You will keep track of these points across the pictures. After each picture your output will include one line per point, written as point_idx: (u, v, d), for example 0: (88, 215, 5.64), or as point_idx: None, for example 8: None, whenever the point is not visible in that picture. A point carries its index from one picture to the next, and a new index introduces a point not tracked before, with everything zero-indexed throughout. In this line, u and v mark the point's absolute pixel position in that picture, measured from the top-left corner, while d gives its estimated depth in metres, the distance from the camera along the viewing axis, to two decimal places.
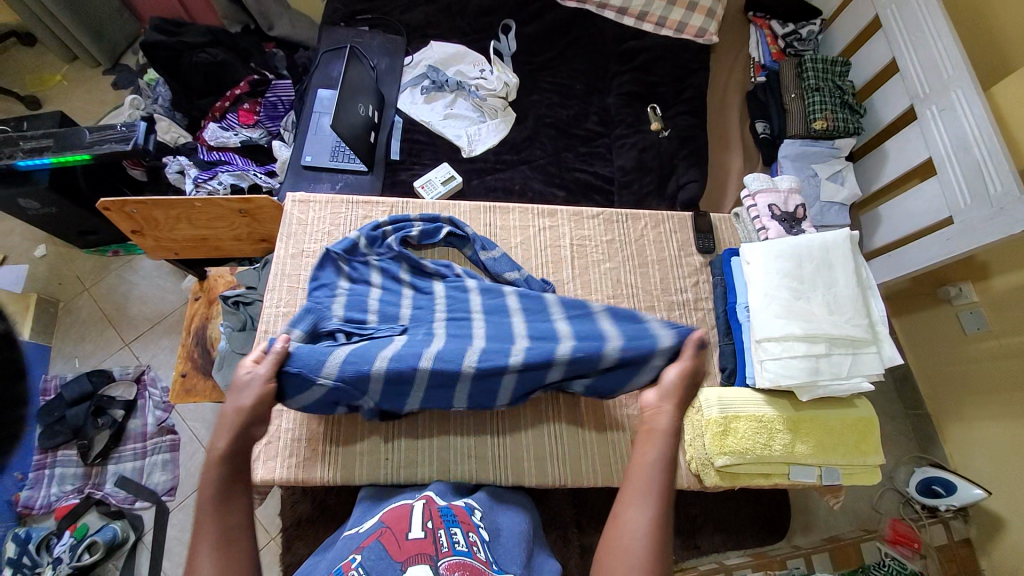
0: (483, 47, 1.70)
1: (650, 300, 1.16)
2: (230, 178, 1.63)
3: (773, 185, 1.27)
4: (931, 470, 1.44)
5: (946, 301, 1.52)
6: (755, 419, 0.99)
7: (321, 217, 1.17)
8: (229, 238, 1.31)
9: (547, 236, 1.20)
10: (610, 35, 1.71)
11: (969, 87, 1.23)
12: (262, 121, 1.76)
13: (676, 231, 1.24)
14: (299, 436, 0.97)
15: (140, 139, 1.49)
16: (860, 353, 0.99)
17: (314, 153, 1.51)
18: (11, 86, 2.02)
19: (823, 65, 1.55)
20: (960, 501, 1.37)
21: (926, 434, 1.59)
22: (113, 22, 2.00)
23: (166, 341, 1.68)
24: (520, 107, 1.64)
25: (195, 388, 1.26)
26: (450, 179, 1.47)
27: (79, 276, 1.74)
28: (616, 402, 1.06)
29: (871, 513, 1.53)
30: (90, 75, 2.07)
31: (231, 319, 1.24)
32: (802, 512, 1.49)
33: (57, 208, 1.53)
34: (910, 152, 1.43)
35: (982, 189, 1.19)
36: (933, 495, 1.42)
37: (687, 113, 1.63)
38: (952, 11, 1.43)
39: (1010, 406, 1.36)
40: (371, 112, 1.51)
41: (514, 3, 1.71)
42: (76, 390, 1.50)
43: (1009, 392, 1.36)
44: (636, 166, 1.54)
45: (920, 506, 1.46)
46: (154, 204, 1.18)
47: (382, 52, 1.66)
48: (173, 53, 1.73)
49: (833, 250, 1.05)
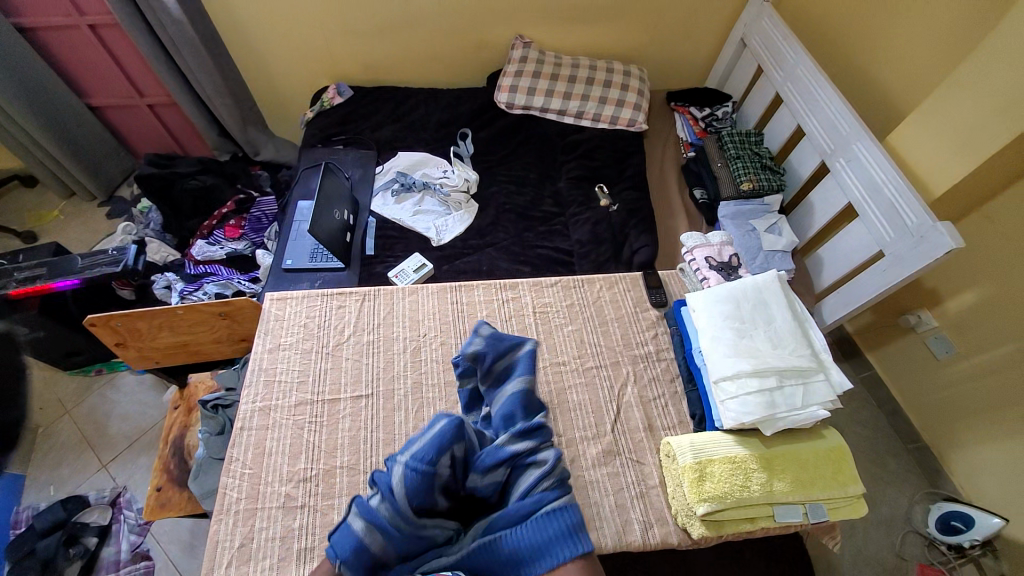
0: (445, 151, 1.93)
1: (615, 355, 1.22)
2: (215, 288, 1.75)
3: (706, 241, 1.41)
4: (946, 505, 1.52)
5: (913, 330, 1.69)
6: (728, 461, 1.00)
7: (298, 310, 1.27)
8: (209, 341, 1.39)
9: (512, 306, 1.29)
10: (554, 132, 1.95)
11: (864, 139, 1.42)
12: (247, 233, 1.92)
13: (630, 289, 1.34)
14: (274, 534, 0.98)
15: (130, 260, 1.61)
16: (811, 381, 1.04)
17: (295, 256, 1.65)
18: (9, 223, 2.18)
19: (738, 137, 1.80)
20: (981, 533, 1.43)
21: (932, 468, 1.68)
22: (112, 160, 2.24)
23: (145, 458, 1.67)
24: (481, 199, 1.82)
25: (170, 502, 1.25)
26: (421, 266, 1.60)
27: (61, 399, 1.76)
28: (595, 461, 1.07)
29: (899, 562, 1.56)
30: (86, 207, 2.25)
31: (209, 424, 1.28)
32: (822, 555, 1.55)
33: (44, 331, 1.60)
34: (831, 200, 1.60)
35: (901, 221, 1.33)
36: (955, 532, 1.48)
37: (631, 189, 1.83)
38: (835, 67, 1.74)
39: (1005, 423, 1.46)
40: (346, 215, 1.67)
41: (468, 116, 1.98)
42: (48, 519, 1.44)
43: (998, 409, 1.47)
44: (591, 238, 1.70)
45: (946, 547, 1.53)
46: (139, 315, 1.26)
47: (356, 164, 1.88)
48: (165, 182, 1.91)
49: (765, 290, 1.16)
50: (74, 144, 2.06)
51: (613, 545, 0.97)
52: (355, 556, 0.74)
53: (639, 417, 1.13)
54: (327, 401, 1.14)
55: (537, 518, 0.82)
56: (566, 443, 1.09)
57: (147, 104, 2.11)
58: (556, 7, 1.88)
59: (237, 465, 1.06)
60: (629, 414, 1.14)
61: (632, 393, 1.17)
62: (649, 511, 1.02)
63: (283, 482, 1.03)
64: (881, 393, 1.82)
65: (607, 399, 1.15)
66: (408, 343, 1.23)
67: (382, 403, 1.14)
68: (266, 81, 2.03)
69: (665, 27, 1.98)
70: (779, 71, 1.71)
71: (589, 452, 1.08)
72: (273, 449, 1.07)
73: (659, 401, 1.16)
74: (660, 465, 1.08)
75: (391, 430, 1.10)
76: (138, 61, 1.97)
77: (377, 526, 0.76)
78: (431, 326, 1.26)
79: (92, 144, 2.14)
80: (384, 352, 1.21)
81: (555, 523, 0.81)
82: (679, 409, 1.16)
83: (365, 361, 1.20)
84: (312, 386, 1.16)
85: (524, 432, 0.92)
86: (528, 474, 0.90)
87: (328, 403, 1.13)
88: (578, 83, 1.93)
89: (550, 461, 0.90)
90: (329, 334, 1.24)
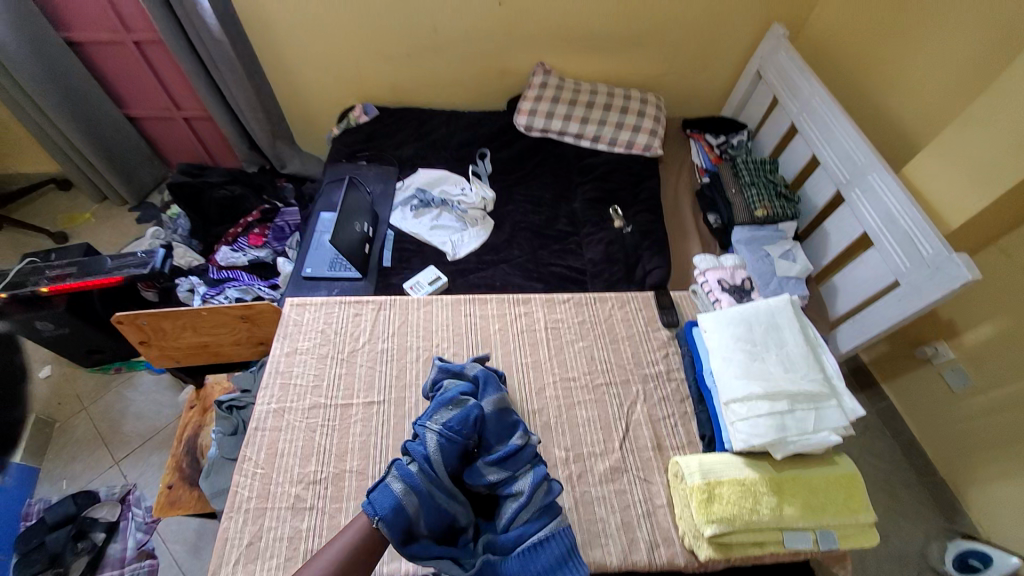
0: (464, 169, 1.99)
1: (625, 373, 1.23)
2: (236, 293, 1.81)
3: (719, 265, 1.43)
4: (965, 543, 1.49)
5: (929, 362, 1.66)
6: (737, 483, 0.99)
7: (316, 316, 1.31)
8: (229, 343, 1.43)
9: (524, 320, 1.31)
10: (571, 154, 2.00)
11: (879, 169, 1.43)
12: (270, 242, 1.99)
13: (641, 309, 1.36)
14: (282, 535, 0.99)
15: (157, 263, 1.68)
16: (823, 407, 1.04)
17: (314, 265, 1.70)
18: (45, 224, 2.29)
19: (752, 164, 1.82)
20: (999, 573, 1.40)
21: (949, 504, 1.62)
22: (146, 168, 2.34)
23: (156, 457, 1.69)
24: (497, 216, 1.86)
25: (179, 499, 1.27)
26: (436, 279, 1.64)
27: (79, 394, 1.81)
28: (602, 478, 1.06)
29: None
30: (118, 212, 2.35)
31: (223, 424, 1.31)
32: None
33: (70, 328, 1.66)
34: (846, 228, 1.61)
35: (916, 252, 1.33)
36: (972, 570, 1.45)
37: (645, 211, 1.85)
38: (850, 99, 1.77)
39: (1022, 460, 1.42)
40: (366, 227, 1.72)
41: (488, 137, 2.05)
42: (59, 513, 1.46)
43: (1012, 445, 1.44)
44: (604, 258, 1.73)
45: None
46: (164, 315, 1.31)
47: (378, 180, 1.94)
48: (196, 191, 2.00)
49: (777, 314, 1.16)
50: (112, 152, 2.17)
51: (619, 563, 0.96)
52: (394, 515, 0.79)
53: (648, 435, 1.13)
54: (340, 405, 1.16)
55: (522, 552, 0.84)
56: (573, 458, 1.09)
57: (184, 117, 2.23)
58: (577, 36, 1.96)
59: (250, 465, 1.08)
60: (638, 432, 1.14)
61: (642, 411, 1.17)
62: (655, 530, 1.01)
63: (294, 483, 1.05)
64: (897, 425, 1.78)
65: (616, 416, 1.16)
66: (421, 352, 1.25)
67: (394, 411, 1.16)
68: (297, 99, 2.13)
69: (683, 58, 2.05)
70: (795, 102, 1.75)
71: (596, 469, 1.08)
72: (285, 450, 1.09)
73: (668, 420, 1.16)
74: (668, 484, 1.07)
75: (400, 438, 1.12)
76: (179, 77, 2.09)
77: (413, 488, 0.81)
78: (444, 337, 1.28)
79: (129, 153, 2.25)
80: (398, 360, 1.24)
81: (542, 556, 0.84)
82: (688, 429, 1.15)
83: (379, 369, 1.22)
84: (327, 390, 1.18)
85: (498, 459, 0.91)
86: (508, 506, 0.89)
87: (341, 408, 1.15)
88: (595, 109, 1.99)
89: (527, 492, 0.89)
90: (345, 340, 1.27)
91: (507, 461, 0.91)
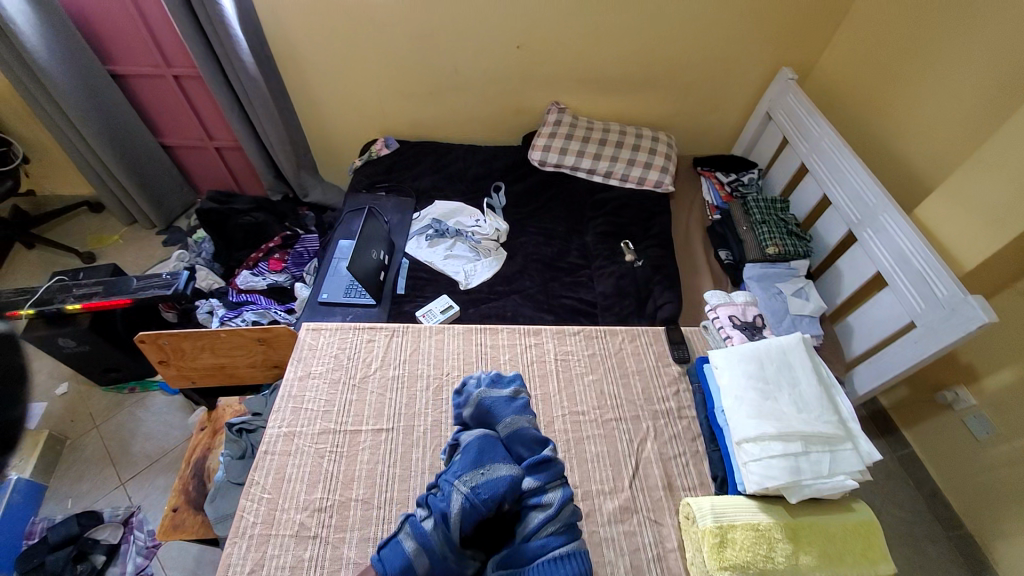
0: (479, 202, 2.04)
1: (635, 409, 1.22)
2: (253, 315, 1.85)
3: (730, 300, 1.43)
4: None
5: (950, 407, 1.62)
6: (751, 528, 0.96)
7: (331, 341, 1.33)
8: (244, 365, 1.45)
9: (534, 352, 1.32)
10: (583, 189, 2.05)
11: (891, 210, 1.44)
12: (289, 267, 2.04)
13: (652, 343, 1.36)
14: (284, 563, 0.98)
15: (180, 285, 1.73)
16: (839, 450, 1.01)
17: (331, 291, 1.74)
18: (75, 245, 2.38)
19: (763, 203, 1.85)
20: None
21: (977, 560, 1.54)
22: (175, 194, 2.45)
23: (162, 479, 1.70)
24: (510, 248, 1.90)
25: (183, 523, 1.26)
26: (448, 308, 1.66)
27: (92, 413, 1.84)
28: (611, 517, 1.04)
29: None
30: (145, 235, 2.44)
31: (232, 447, 1.31)
32: None
33: (90, 346, 1.70)
34: (859, 268, 1.60)
35: (931, 292, 1.32)
36: None
37: (656, 246, 1.87)
38: (860, 141, 1.80)
39: None
40: (382, 256, 1.76)
41: (504, 172, 2.12)
42: (62, 532, 1.46)
43: None
44: (614, 291, 1.74)
45: None
46: (185, 336, 1.35)
47: (395, 210, 2.01)
48: (222, 217, 2.08)
49: (790, 352, 1.15)
50: (145, 178, 2.29)
51: None
52: (402, 573, 0.81)
53: (659, 474, 1.11)
54: (349, 431, 1.16)
55: (544, 563, 0.81)
56: (582, 495, 1.07)
57: (215, 146, 2.34)
58: (591, 78, 2.04)
59: (257, 490, 1.08)
60: (648, 471, 1.12)
61: (652, 449, 1.15)
62: (665, 575, 0.98)
63: (299, 510, 1.04)
64: (919, 472, 1.72)
65: (626, 453, 1.14)
66: (431, 381, 1.26)
67: (402, 438, 1.16)
68: (323, 132, 2.24)
69: (693, 100, 2.11)
70: (804, 143, 1.78)
71: (605, 507, 1.05)
72: (292, 475, 1.09)
73: (679, 459, 1.14)
74: (679, 527, 1.04)
75: (407, 467, 1.11)
76: (213, 110, 2.21)
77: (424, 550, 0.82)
78: (454, 366, 1.29)
79: (161, 179, 2.36)
80: (408, 387, 1.25)
81: (562, 571, 0.80)
82: (699, 469, 1.13)
83: (389, 395, 1.23)
84: (337, 415, 1.19)
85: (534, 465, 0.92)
86: (533, 516, 0.87)
87: (350, 434, 1.16)
88: (608, 146, 2.05)
89: (556, 504, 0.88)
90: (358, 366, 1.28)
91: (539, 471, 0.92)
